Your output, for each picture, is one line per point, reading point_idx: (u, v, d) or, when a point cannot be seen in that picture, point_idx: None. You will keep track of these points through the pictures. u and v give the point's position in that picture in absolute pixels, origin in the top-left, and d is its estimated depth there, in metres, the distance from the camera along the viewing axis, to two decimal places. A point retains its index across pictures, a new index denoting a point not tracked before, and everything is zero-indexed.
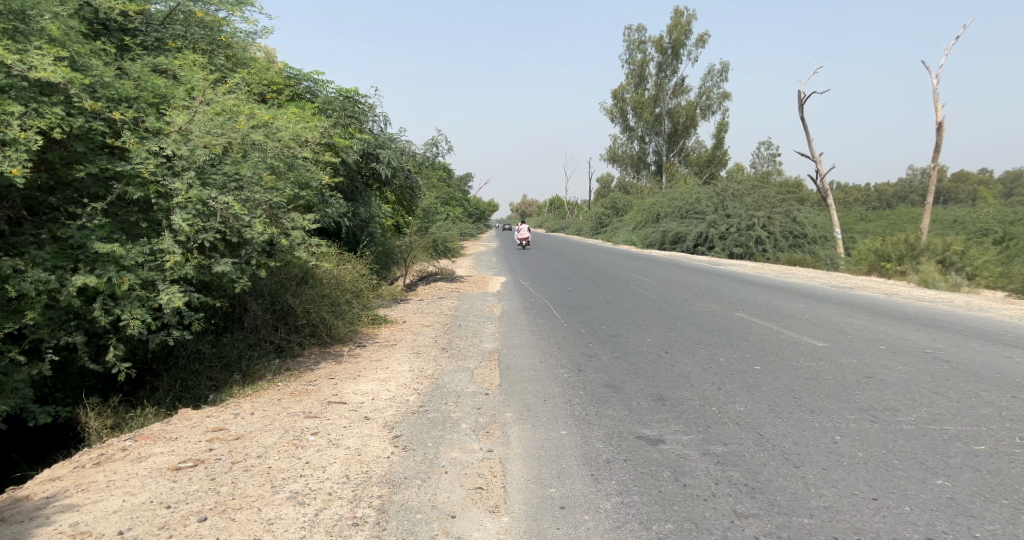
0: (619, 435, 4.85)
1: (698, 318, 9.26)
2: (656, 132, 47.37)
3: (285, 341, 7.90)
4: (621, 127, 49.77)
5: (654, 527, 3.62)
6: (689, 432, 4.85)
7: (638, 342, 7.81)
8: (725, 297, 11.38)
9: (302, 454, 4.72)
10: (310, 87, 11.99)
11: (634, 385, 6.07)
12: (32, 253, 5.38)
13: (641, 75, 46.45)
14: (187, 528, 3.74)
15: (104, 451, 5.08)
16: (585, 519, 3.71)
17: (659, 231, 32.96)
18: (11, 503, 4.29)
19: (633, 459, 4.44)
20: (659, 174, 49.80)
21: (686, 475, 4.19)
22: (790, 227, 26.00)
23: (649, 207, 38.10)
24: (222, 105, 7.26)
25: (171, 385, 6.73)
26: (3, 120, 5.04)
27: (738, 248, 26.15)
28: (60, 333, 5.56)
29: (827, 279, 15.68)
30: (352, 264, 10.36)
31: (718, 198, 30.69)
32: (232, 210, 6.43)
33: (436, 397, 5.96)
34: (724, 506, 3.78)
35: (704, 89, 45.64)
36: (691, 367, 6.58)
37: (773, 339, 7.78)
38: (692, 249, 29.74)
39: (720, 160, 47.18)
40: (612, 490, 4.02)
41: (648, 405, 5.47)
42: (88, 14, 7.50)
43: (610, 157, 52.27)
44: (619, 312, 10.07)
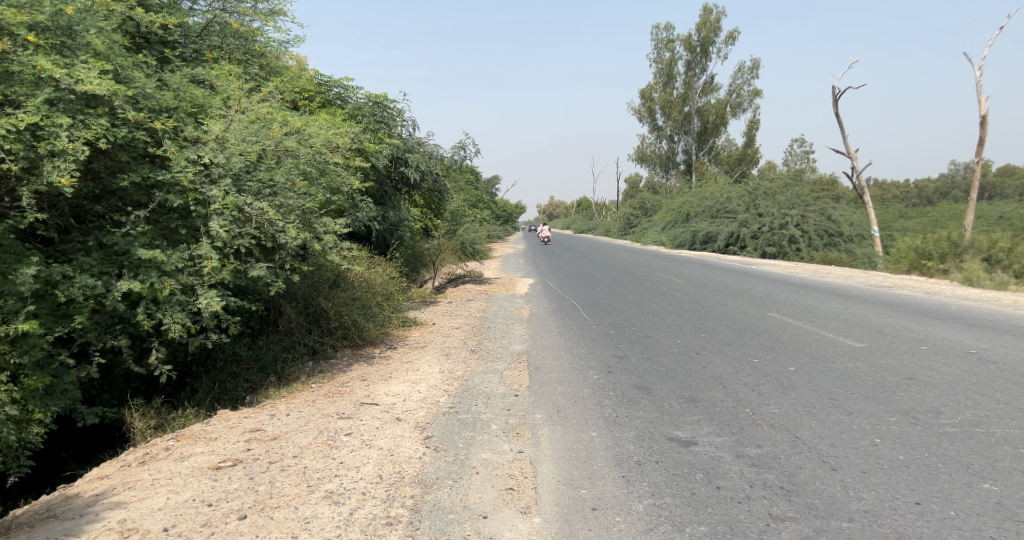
0: (650, 437, 4.86)
1: (730, 318, 9.21)
2: (685, 131, 46.95)
3: (319, 344, 8.07)
4: (649, 126, 49.46)
5: (687, 529, 3.62)
6: (722, 434, 4.84)
7: (669, 343, 7.79)
8: (758, 297, 11.27)
9: (336, 454, 4.82)
10: (340, 93, 12.21)
11: (664, 386, 6.06)
12: (80, 260, 5.58)
13: (670, 73, 46.09)
14: (228, 526, 3.86)
15: (149, 450, 5.26)
16: (617, 521, 3.74)
17: (690, 232, 32.69)
18: (64, 500, 4.46)
19: (666, 461, 4.45)
20: (689, 173, 49.42)
21: (720, 477, 4.18)
22: (824, 226, 25.60)
23: (679, 206, 37.81)
24: (256, 113, 7.48)
25: (210, 387, 6.96)
26: (52, 132, 5.22)
27: (771, 248, 25.83)
28: (106, 337, 5.74)
29: (864, 278, 15.41)
30: (383, 267, 10.51)
31: (749, 197, 30.30)
32: (267, 216, 6.60)
33: (467, 399, 6.03)
34: (759, 509, 3.78)
35: (735, 86, 45.11)
36: (724, 368, 6.55)
37: (807, 339, 7.70)
38: (724, 250, 29.43)
39: (751, 158, 46.59)
40: (644, 492, 4.04)
41: (680, 407, 5.47)
42: (132, 29, 7.80)
43: (639, 158, 51.98)
44: (649, 312, 10.05)
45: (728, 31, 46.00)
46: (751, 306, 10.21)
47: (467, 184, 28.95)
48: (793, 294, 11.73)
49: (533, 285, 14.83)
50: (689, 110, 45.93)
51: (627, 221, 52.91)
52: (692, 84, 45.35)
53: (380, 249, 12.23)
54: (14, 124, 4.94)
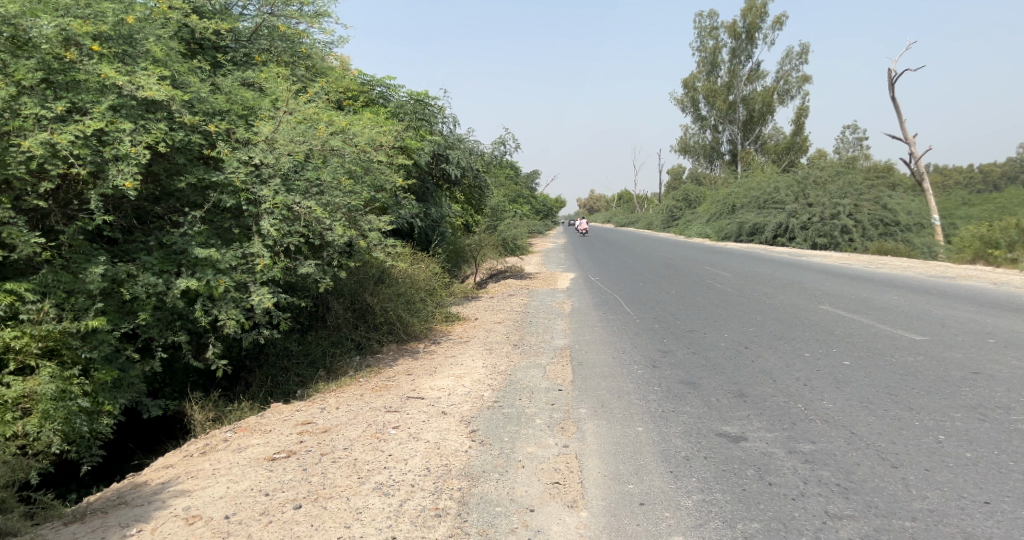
0: (698, 432, 4.84)
1: (778, 312, 9.06)
2: (730, 120, 46.08)
3: (365, 338, 8.21)
4: (692, 116, 48.69)
5: (739, 526, 3.61)
6: (772, 430, 4.79)
7: (716, 337, 7.72)
8: (809, 290, 11.04)
9: (385, 446, 4.94)
10: (383, 92, 12.40)
11: (711, 381, 6.03)
12: (142, 259, 5.83)
13: (714, 62, 45.27)
14: (285, 515, 3.98)
15: (209, 442, 5.49)
16: (666, 516, 3.74)
17: (736, 223, 32.16)
18: (133, 487, 4.68)
19: (714, 456, 4.43)
20: (734, 163, 48.55)
21: (772, 473, 4.15)
22: (879, 215, 24.84)
23: (725, 197, 37.17)
24: (303, 114, 7.66)
25: (264, 381, 7.22)
26: (116, 137, 5.44)
27: (822, 238, 25.23)
28: (167, 332, 5.98)
29: (925, 268, 14.90)
30: (426, 263, 10.66)
31: (798, 186, 29.53)
32: (315, 214, 6.77)
33: (511, 393, 6.09)
34: (814, 507, 3.73)
35: (783, 73, 44.01)
36: (773, 362, 6.46)
37: (862, 332, 7.53)
38: (771, 241, 28.84)
39: (800, 147, 45.45)
40: (693, 488, 4.04)
41: (728, 402, 5.43)
42: (187, 36, 8.08)
43: (682, 149, 51.26)
44: (695, 306, 9.95)
45: (775, 17, 44.91)
46: (802, 299, 10.01)
47: (507, 178, 28.97)
48: (846, 286, 11.46)
49: (574, 279, 14.82)
50: (734, 99, 45.03)
51: (669, 214, 52.30)
52: (737, 72, 44.40)
53: (423, 245, 12.39)
54: (82, 131, 5.15)
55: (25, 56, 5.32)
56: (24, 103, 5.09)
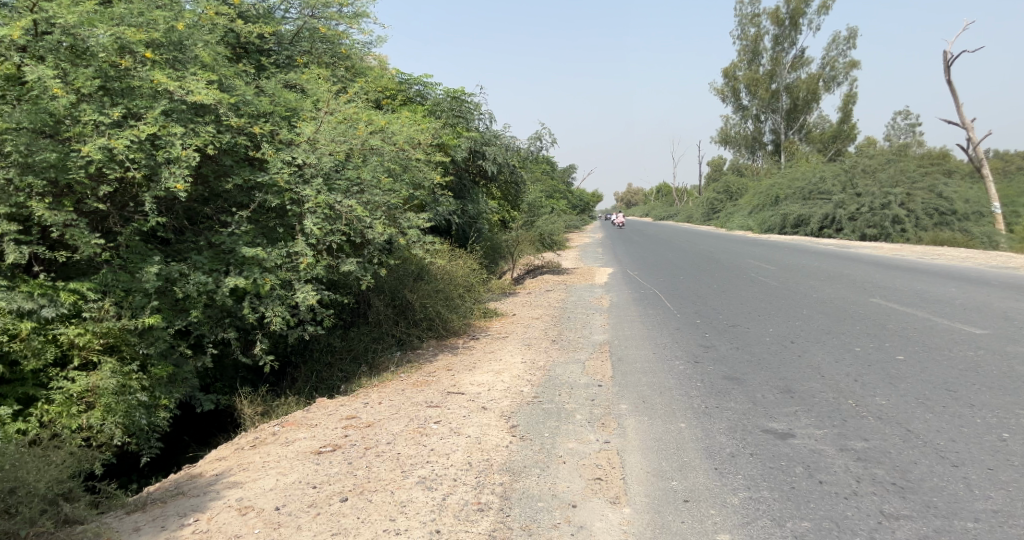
0: (743, 429, 4.79)
1: (826, 305, 8.87)
2: (773, 109, 45.12)
3: (405, 335, 8.34)
4: (733, 106, 47.82)
5: (789, 524, 3.56)
6: (822, 427, 4.71)
7: (760, 332, 7.61)
8: (858, 282, 10.77)
9: (427, 441, 5.02)
10: (420, 91, 12.56)
11: (756, 376, 5.95)
12: (193, 258, 6.02)
13: (755, 50, 44.36)
14: (332, 506, 4.06)
15: (258, 435, 5.65)
16: (712, 514, 3.71)
17: (779, 215, 31.58)
18: (189, 478, 4.85)
19: (761, 453, 4.38)
20: (777, 154, 47.57)
21: (822, 471, 4.08)
22: (934, 204, 24.03)
23: (768, 188, 36.45)
24: (343, 114, 7.79)
25: (309, 377, 7.42)
26: (168, 140, 5.62)
27: (872, 229, 24.57)
28: (217, 329, 6.16)
29: (985, 259, 14.37)
30: (463, 260, 10.75)
31: (846, 175, 28.74)
32: (356, 213, 6.88)
33: (550, 388, 6.11)
34: (868, 506, 3.66)
35: (828, 59, 42.86)
36: (821, 357, 6.35)
37: (916, 326, 7.33)
38: (818, 233, 28.22)
39: (848, 135, 44.23)
40: (739, 485, 4.00)
41: (774, 398, 5.35)
42: (232, 40, 8.29)
43: (723, 140, 50.44)
44: (738, 300, 9.81)
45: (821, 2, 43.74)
46: (850, 292, 9.78)
47: (544, 173, 28.84)
48: (897, 278, 11.15)
49: (613, 274, 14.75)
50: (777, 88, 44.04)
51: (710, 207, 51.56)
52: (780, 60, 43.38)
53: (461, 242, 12.49)
54: (136, 136, 5.31)
55: (82, 65, 5.53)
56: (83, 110, 5.29)
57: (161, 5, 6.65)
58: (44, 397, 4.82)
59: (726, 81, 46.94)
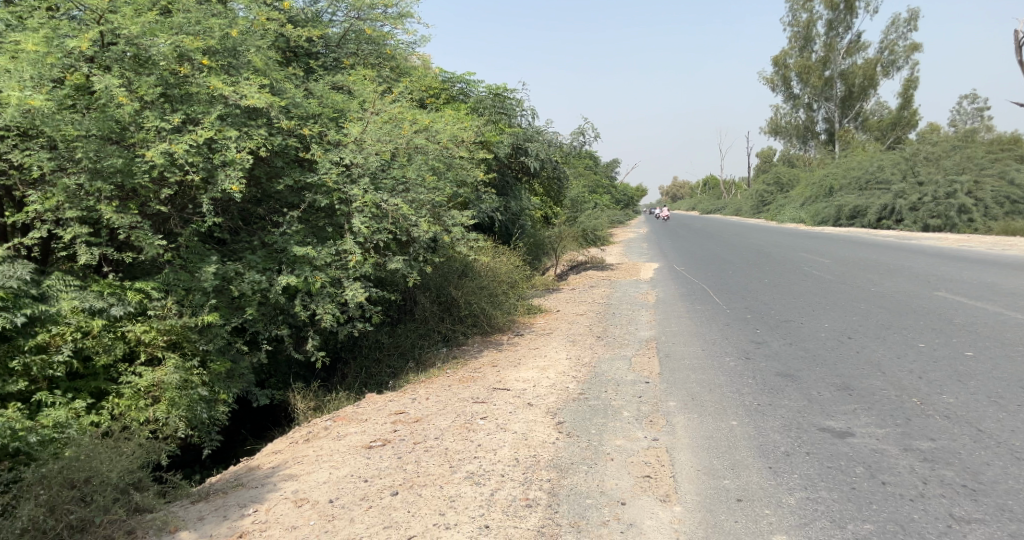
0: (798, 427, 4.70)
1: (885, 300, 8.60)
2: (827, 97, 43.91)
3: (451, 331, 8.43)
4: (784, 96, 46.60)
5: (850, 526, 3.48)
6: (883, 426, 4.58)
7: (815, 327, 7.43)
8: (921, 275, 10.39)
9: (475, 436, 5.08)
10: (463, 89, 12.68)
11: (811, 373, 5.82)
12: (248, 258, 6.22)
13: (807, 37, 43.09)
14: (383, 500, 4.14)
15: (312, 429, 5.81)
16: (767, 514, 3.66)
17: (834, 207, 30.71)
18: (247, 471, 5.02)
19: (819, 452, 4.30)
20: (831, 143, 46.14)
21: (884, 472, 3.98)
22: (1005, 191, 22.92)
23: (822, 179, 35.48)
24: (389, 114, 7.90)
25: (358, 372, 7.61)
26: (223, 144, 5.80)
27: (935, 220, 23.64)
28: (271, 326, 6.34)
29: None
30: (507, 257, 10.80)
31: (906, 163, 27.73)
32: (401, 211, 6.97)
33: (596, 385, 6.10)
34: (935, 509, 3.56)
35: (887, 44, 41.40)
36: (881, 353, 6.17)
37: (985, 321, 7.03)
38: (876, 225, 27.31)
39: (908, 122, 42.60)
40: (795, 485, 3.93)
41: (831, 395, 5.23)
42: (282, 44, 8.52)
43: (773, 130, 49.26)
44: (792, 295, 9.59)
45: None
46: (913, 286, 9.45)
47: (587, 169, 28.60)
48: (962, 270, 10.72)
49: (658, 269, 14.59)
50: (831, 75, 42.85)
51: (759, 199, 50.44)
52: (834, 45, 42.05)
53: (505, 239, 12.58)
54: (194, 140, 5.50)
55: (145, 73, 5.74)
56: (146, 117, 5.51)
57: (216, 13, 6.88)
58: (114, 392, 5.06)
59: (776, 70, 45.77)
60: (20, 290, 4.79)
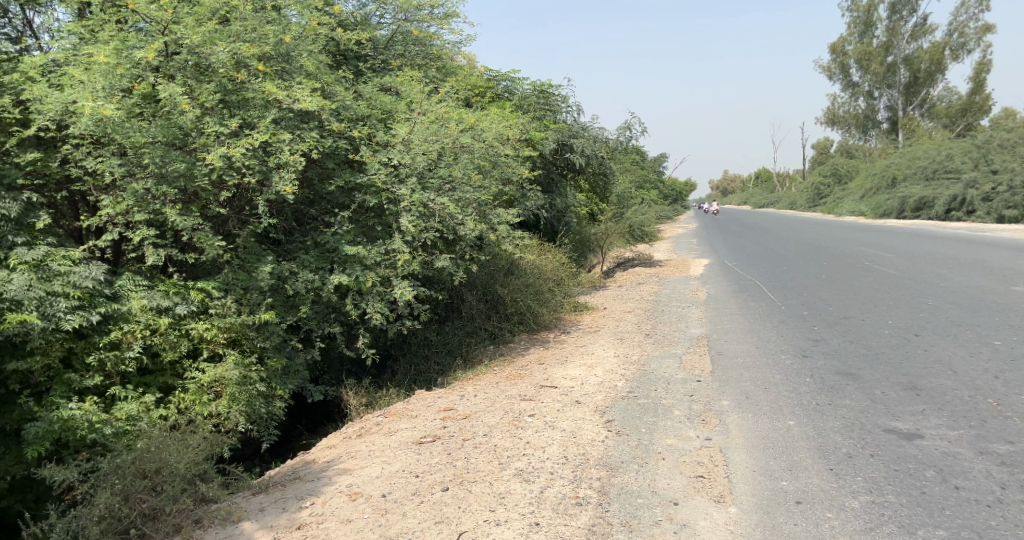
0: (861, 428, 4.57)
1: (954, 295, 8.27)
2: (889, 84, 42.53)
3: (498, 328, 8.50)
4: (841, 84, 45.34)
5: (920, 532, 3.38)
6: (956, 427, 4.42)
7: (878, 325, 7.20)
8: (994, 269, 9.95)
9: (523, 433, 5.11)
10: (508, 87, 12.77)
11: (874, 372, 5.65)
12: (302, 258, 6.39)
13: (868, 22, 41.63)
14: (434, 495, 4.21)
15: (364, 425, 5.94)
16: (829, 517, 3.57)
17: (897, 199, 29.61)
18: (304, 464, 5.16)
19: (883, 454, 4.18)
20: (894, 131, 45.03)
21: (958, 476, 3.85)
22: None
23: (883, 169, 34.25)
24: (435, 114, 7.99)
25: (408, 369, 7.76)
26: (278, 147, 5.96)
27: (1011, 211, 22.54)
28: (324, 324, 6.52)
29: None
30: (553, 254, 10.81)
31: (978, 152, 26.62)
32: (448, 210, 7.06)
33: (645, 383, 6.06)
34: (1015, 516, 3.42)
35: (956, 26, 39.65)
36: (951, 352, 5.94)
37: None
38: (944, 217, 26.20)
39: (981, 107, 40.21)
40: (859, 488, 3.83)
41: (897, 396, 5.07)
42: (333, 48, 8.80)
43: (830, 120, 47.85)
44: (852, 291, 9.31)
45: None
46: (986, 280, 9.05)
47: (633, 164, 28.21)
48: None
49: (708, 266, 14.36)
50: (894, 60, 41.33)
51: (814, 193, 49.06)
52: (898, 29, 40.46)
53: (550, 236, 12.66)
54: (251, 144, 5.66)
55: (206, 80, 5.94)
56: (207, 123, 5.71)
57: (270, 19, 7.10)
58: (180, 386, 5.25)
59: (834, 57, 44.42)
60: (95, 290, 5.04)
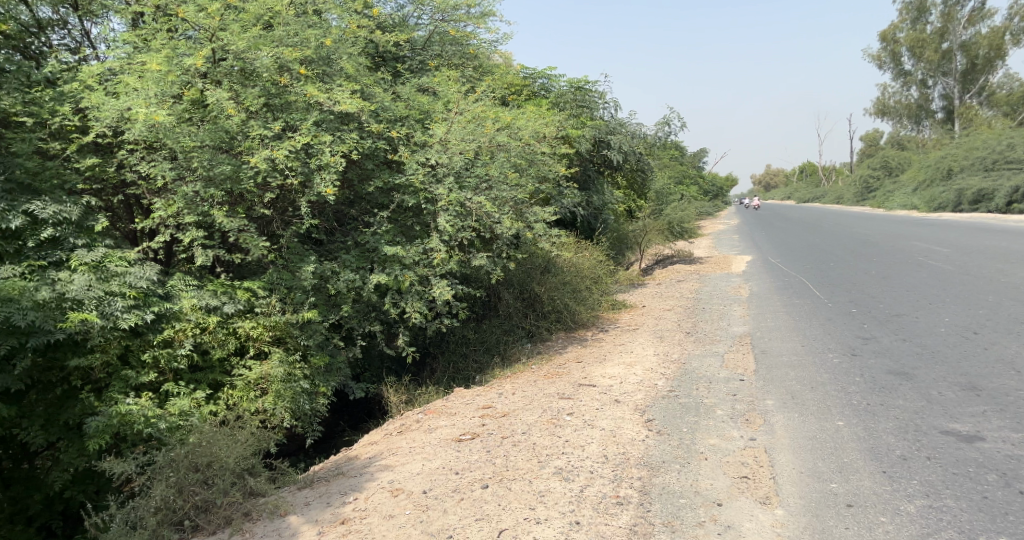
0: (916, 430, 4.45)
1: (1018, 291, 7.95)
2: (945, 72, 41.24)
3: (535, 326, 8.50)
4: (892, 73, 44.09)
5: (981, 538, 3.27)
6: (1019, 430, 4.26)
7: (934, 322, 6.98)
8: None
9: (562, 432, 5.11)
10: (545, 84, 12.76)
11: (929, 372, 5.47)
12: (343, 258, 6.49)
13: (922, 8, 40.36)
14: (474, 492, 4.24)
15: (404, 422, 6.02)
16: (882, 521, 3.48)
17: (953, 191, 28.61)
18: (347, 460, 5.25)
19: (941, 457, 4.05)
20: (949, 121, 43.54)
21: (1022, 481, 3.71)
22: None
23: (938, 160, 33.13)
24: (471, 113, 8.02)
25: (446, 367, 7.83)
26: (319, 149, 6.05)
27: None
28: (365, 322, 6.62)
29: None
30: (590, 252, 10.76)
31: None
32: (485, 209, 7.08)
33: (686, 382, 5.99)
34: None
35: (1017, 9, 38.09)
36: (1013, 351, 5.73)
37: None
38: (1005, 209, 25.20)
39: None
40: (915, 492, 3.72)
41: (955, 396, 4.91)
42: (372, 50, 8.91)
43: (881, 111, 46.58)
44: (905, 287, 9.04)
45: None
46: None
47: (672, 160, 27.82)
48: None
49: (751, 262, 14.11)
50: (950, 47, 39.96)
51: (862, 187, 47.73)
52: (953, 15, 39.07)
53: (587, 233, 12.62)
54: (293, 146, 5.75)
55: (251, 85, 6.11)
56: (251, 126, 5.83)
57: (311, 23, 7.22)
58: (228, 383, 5.39)
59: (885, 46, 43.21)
60: (149, 290, 5.22)
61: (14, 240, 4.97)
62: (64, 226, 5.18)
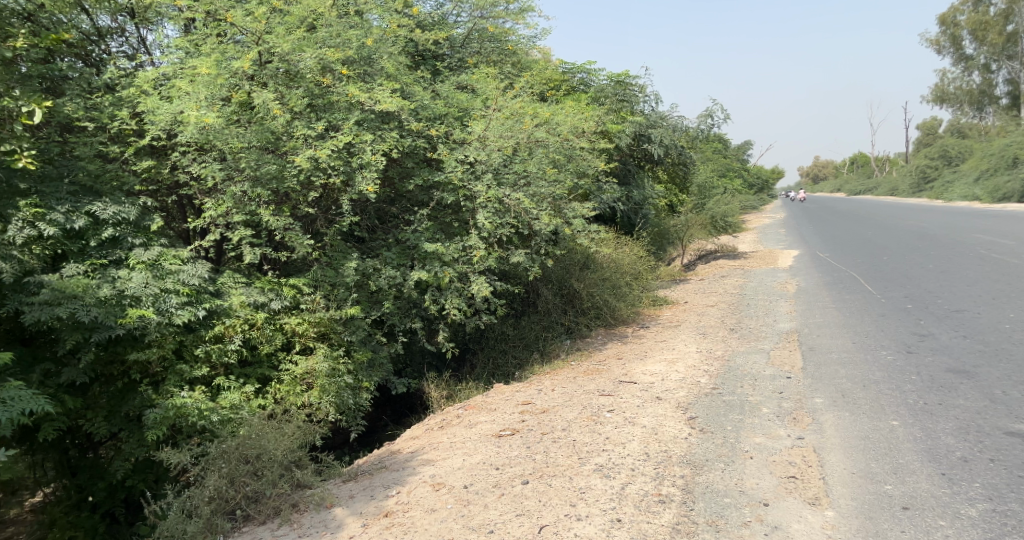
0: (976, 431, 4.30)
1: None
2: (1009, 55, 39.47)
3: (574, 322, 8.49)
4: (952, 58, 42.49)
5: None
6: None
7: (997, 319, 6.71)
8: None
9: (602, 429, 5.09)
10: (584, 79, 12.68)
11: (991, 371, 5.27)
12: (384, 255, 6.59)
13: None
14: (514, 488, 4.26)
15: (445, 417, 6.08)
16: (941, 525, 3.38)
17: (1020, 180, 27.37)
18: (390, 454, 5.34)
19: (1004, 460, 3.91)
20: (1015, 107, 41.67)
21: None
22: None
23: (1002, 149, 31.74)
24: (510, 109, 8.01)
25: (486, 363, 7.90)
26: (360, 147, 6.13)
27: None
28: (405, 319, 6.70)
29: None
30: (630, 247, 10.68)
31: None
32: (523, 205, 7.07)
33: (730, 379, 5.90)
34: None
35: None
36: None
37: None
38: None
39: None
40: (976, 495, 3.60)
41: (1020, 396, 4.72)
42: (412, 49, 9.00)
43: (941, 97, 44.96)
44: (964, 282, 8.71)
45: None
46: None
47: (716, 153, 27.38)
48: None
49: (797, 257, 13.79)
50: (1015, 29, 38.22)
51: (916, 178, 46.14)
52: None
53: (627, 229, 12.52)
54: (335, 146, 5.84)
55: (295, 86, 6.26)
56: (296, 126, 5.95)
57: (353, 24, 7.32)
58: (276, 378, 5.53)
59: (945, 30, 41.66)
60: (201, 287, 5.38)
61: (77, 240, 5.16)
62: (122, 226, 5.37)
